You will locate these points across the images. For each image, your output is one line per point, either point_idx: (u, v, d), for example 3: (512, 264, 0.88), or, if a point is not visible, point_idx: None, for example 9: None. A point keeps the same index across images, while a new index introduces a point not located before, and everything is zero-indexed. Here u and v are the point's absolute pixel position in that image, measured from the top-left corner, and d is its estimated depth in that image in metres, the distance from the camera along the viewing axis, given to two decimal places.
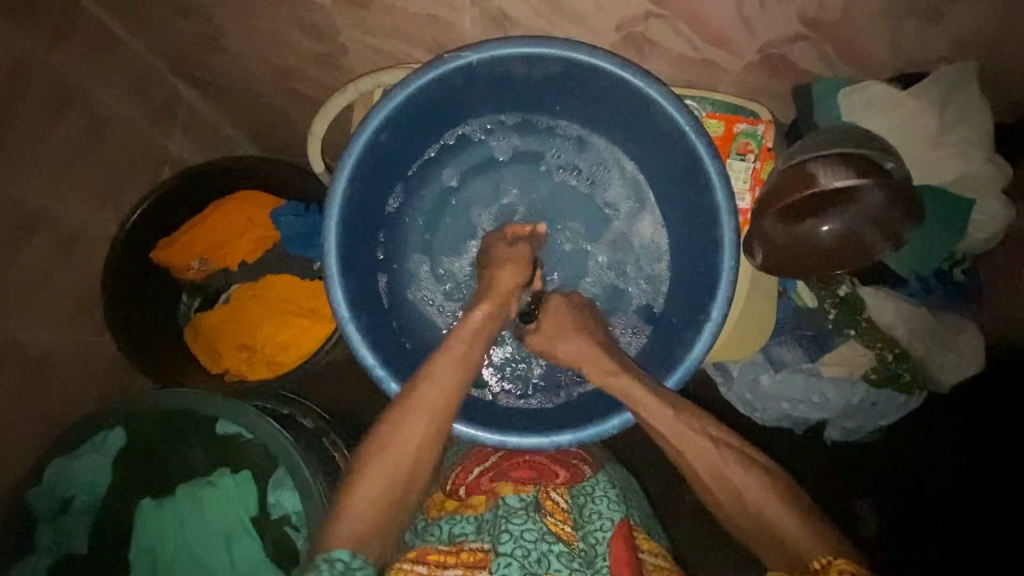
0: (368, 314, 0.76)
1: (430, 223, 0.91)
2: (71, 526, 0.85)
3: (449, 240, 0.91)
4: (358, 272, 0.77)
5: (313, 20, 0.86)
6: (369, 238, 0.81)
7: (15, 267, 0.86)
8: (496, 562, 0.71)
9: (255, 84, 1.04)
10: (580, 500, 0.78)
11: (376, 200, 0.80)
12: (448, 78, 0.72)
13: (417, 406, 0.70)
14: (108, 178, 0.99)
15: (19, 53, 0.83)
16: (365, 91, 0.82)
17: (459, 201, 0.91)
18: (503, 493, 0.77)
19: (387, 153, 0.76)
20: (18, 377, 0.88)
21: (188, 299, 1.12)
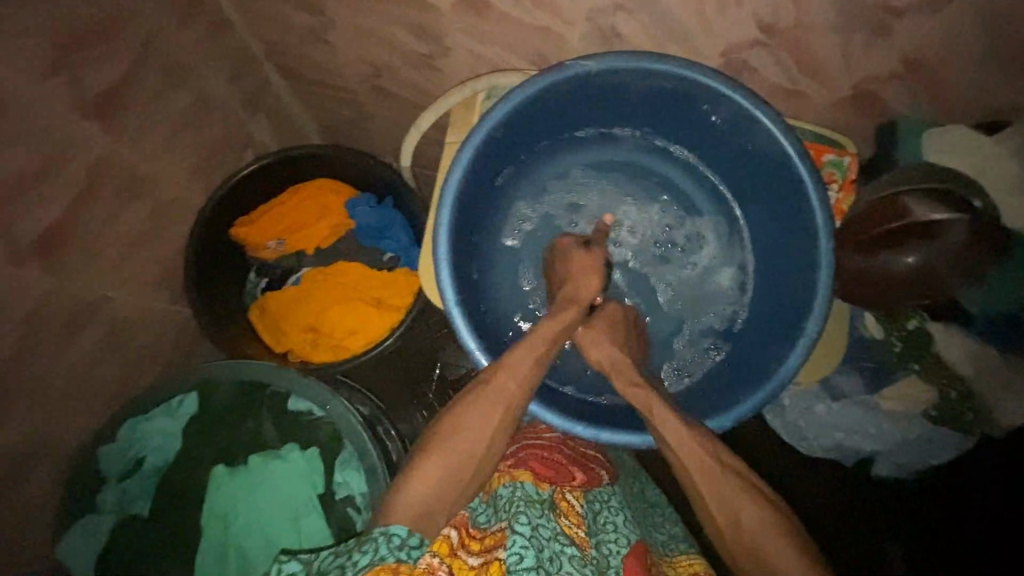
0: (470, 302, 0.80)
1: (528, 226, 0.95)
2: (136, 487, 0.85)
3: (536, 246, 0.95)
4: (462, 261, 0.81)
5: (423, 21, 0.91)
6: (469, 228, 0.84)
7: (114, 227, 0.89)
8: (511, 540, 0.66)
9: (345, 79, 1.08)
10: (594, 506, 0.77)
11: (481, 190, 0.83)
12: (565, 85, 0.76)
13: (494, 396, 0.75)
14: (200, 155, 1.02)
15: (150, 27, 0.87)
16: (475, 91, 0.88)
17: (546, 202, 0.94)
18: (521, 478, 0.73)
19: (497, 147, 0.80)
20: (99, 334, 0.89)
21: (254, 279, 1.14)
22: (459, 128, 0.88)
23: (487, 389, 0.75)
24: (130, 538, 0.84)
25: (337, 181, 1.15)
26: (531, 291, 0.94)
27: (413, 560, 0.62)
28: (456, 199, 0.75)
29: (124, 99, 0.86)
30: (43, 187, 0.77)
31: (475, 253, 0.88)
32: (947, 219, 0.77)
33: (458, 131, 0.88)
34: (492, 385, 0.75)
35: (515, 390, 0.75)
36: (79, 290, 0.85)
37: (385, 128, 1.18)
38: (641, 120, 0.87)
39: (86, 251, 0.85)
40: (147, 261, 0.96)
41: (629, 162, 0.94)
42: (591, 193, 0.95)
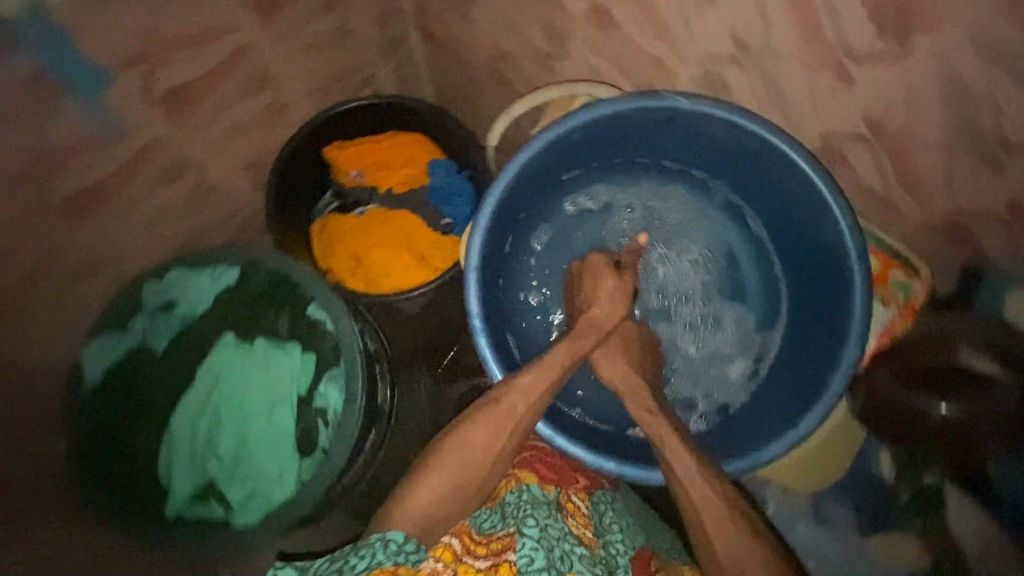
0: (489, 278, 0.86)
1: (572, 242, 0.97)
2: (162, 324, 0.96)
3: (570, 251, 0.97)
4: (497, 240, 0.87)
5: (554, 23, 0.97)
6: (519, 204, 0.89)
7: (234, 106, 1.01)
8: (521, 544, 0.67)
9: (472, 54, 1.16)
10: (599, 509, 0.81)
11: (544, 178, 0.88)
12: (656, 112, 0.81)
13: (504, 416, 0.77)
14: (326, 77, 1.14)
15: None
16: (573, 93, 0.93)
17: (599, 215, 0.97)
18: (528, 482, 0.76)
19: (574, 145, 0.85)
20: (186, 189, 1.01)
21: (328, 199, 1.24)
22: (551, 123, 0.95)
23: (498, 405, 0.78)
24: (142, 365, 0.95)
25: (430, 141, 1.23)
26: (549, 298, 0.97)
27: (412, 564, 0.62)
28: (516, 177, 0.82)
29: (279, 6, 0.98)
30: (192, 49, 0.90)
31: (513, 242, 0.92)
32: (994, 376, 0.74)
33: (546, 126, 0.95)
34: (504, 403, 0.78)
35: (524, 415, 0.78)
36: (184, 149, 0.97)
37: (490, 109, 1.25)
38: (722, 174, 0.90)
39: (202, 118, 0.97)
40: (249, 149, 1.07)
41: (696, 209, 0.96)
42: (646, 224, 0.96)
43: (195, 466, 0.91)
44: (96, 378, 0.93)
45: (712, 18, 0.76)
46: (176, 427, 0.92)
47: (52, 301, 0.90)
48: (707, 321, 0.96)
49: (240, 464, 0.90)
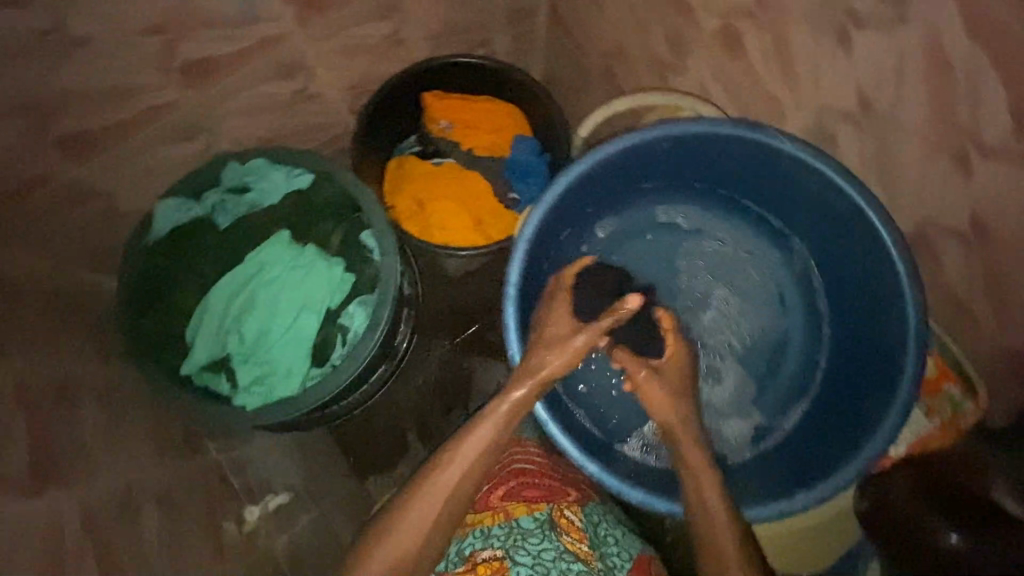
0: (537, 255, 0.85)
1: (624, 252, 0.95)
2: (229, 205, 1.00)
3: (625, 255, 0.95)
4: (557, 220, 0.87)
5: (680, 31, 0.95)
6: (591, 192, 0.88)
7: (357, 26, 1.00)
8: (512, 573, 0.75)
9: (591, 42, 1.17)
10: (592, 521, 0.86)
11: (624, 174, 0.88)
12: (756, 147, 0.79)
13: (431, 491, 0.72)
14: (449, 26, 1.15)
15: None
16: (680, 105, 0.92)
17: (666, 231, 0.95)
18: (517, 514, 0.81)
19: (665, 153, 0.84)
20: (287, 93, 1.01)
21: (412, 142, 1.27)
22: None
23: (420, 482, 0.73)
24: (199, 235, 0.99)
25: (523, 118, 1.26)
26: None
27: None
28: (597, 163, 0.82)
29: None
30: None
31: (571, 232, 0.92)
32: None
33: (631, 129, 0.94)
34: (429, 477, 0.73)
35: (453, 486, 0.73)
36: (299, 51, 0.96)
37: (590, 106, 1.27)
38: (801, 228, 0.89)
39: (326, 24, 0.96)
40: (358, 72, 1.09)
41: (763, 255, 0.93)
42: (708, 254, 0.95)
43: (216, 340, 0.93)
44: (159, 235, 0.98)
45: (849, 71, 0.72)
46: (211, 300, 0.95)
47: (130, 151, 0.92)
48: (733, 372, 0.93)
49: (257, 352, 0.93)
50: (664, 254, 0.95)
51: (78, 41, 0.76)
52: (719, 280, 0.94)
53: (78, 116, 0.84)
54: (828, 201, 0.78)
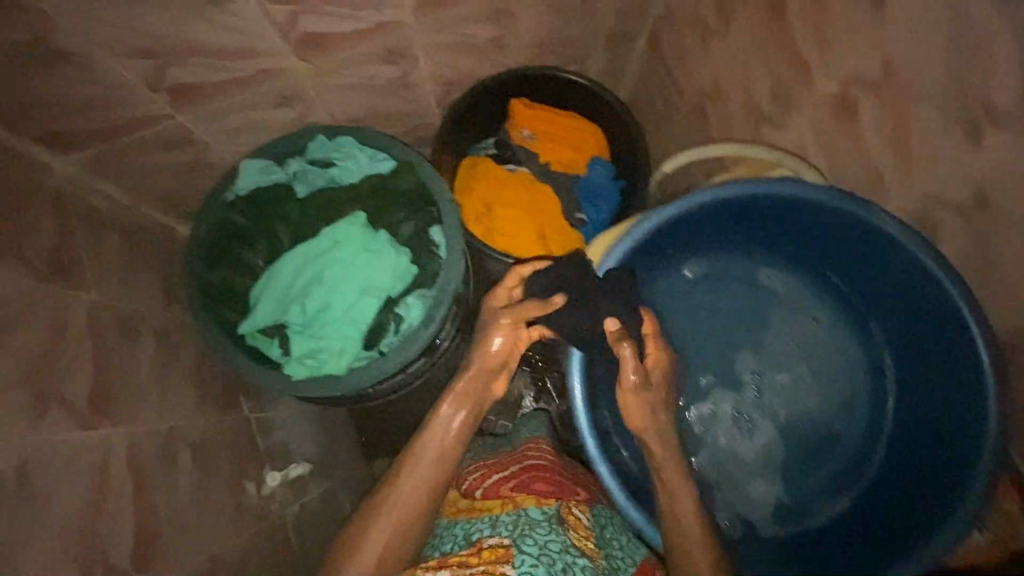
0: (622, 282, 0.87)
1: (704, 296, 0.96)
2: (311, 177, 1.02)
3: (704, 300, 0.96)
4: (647, 251, 0.87)
5: (786, 86, 0.94)
6: (690, 231, 0.88)
7: (467, 28, 1.00)
8: (518, 561, 0.72)
9: (687, 78, 1.17)
10: (599, 523, 0.85)
11: (727, 222, 0.87)
12: (867, 229, 0.77)
13: (408, 480, 0.82)
14: (551, 40, 1.16)
15: None
16: (778, 161, 0.91)
17: (750, 287, 0.95)
18: (525, 504, 0.80)
19: (773, 211, 0.83)
20: (387, 79, 1.03)
21: (488, 144, 1.27)
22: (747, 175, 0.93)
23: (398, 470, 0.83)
24: (278, 199, 1.01)
25: (603, 140, 1.26)
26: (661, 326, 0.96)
27: None
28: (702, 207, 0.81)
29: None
30: None
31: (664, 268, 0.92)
32: None
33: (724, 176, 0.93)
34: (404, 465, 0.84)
35: (424, 475, 0.83)
36: (408, 40, 0.96)
37: (670, 138, 1.29)
38: (888, 323, 0.87)
39: (441, 20, 0.95)
40: (454, 69, 1.10)
41: (842, 337, 0.92)
42: (786, 320, 0.94)
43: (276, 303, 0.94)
44: (238, 193, 0.99)
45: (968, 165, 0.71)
46: (282, 264, 0.96)
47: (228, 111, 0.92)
48: (782, 443, 0.93)
49: (315, 325, 0.94)
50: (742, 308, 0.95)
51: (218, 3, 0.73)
52: (791, 349, 0.94)
53: (191, 71, 0.81)
54: (927, 302, 0.76)
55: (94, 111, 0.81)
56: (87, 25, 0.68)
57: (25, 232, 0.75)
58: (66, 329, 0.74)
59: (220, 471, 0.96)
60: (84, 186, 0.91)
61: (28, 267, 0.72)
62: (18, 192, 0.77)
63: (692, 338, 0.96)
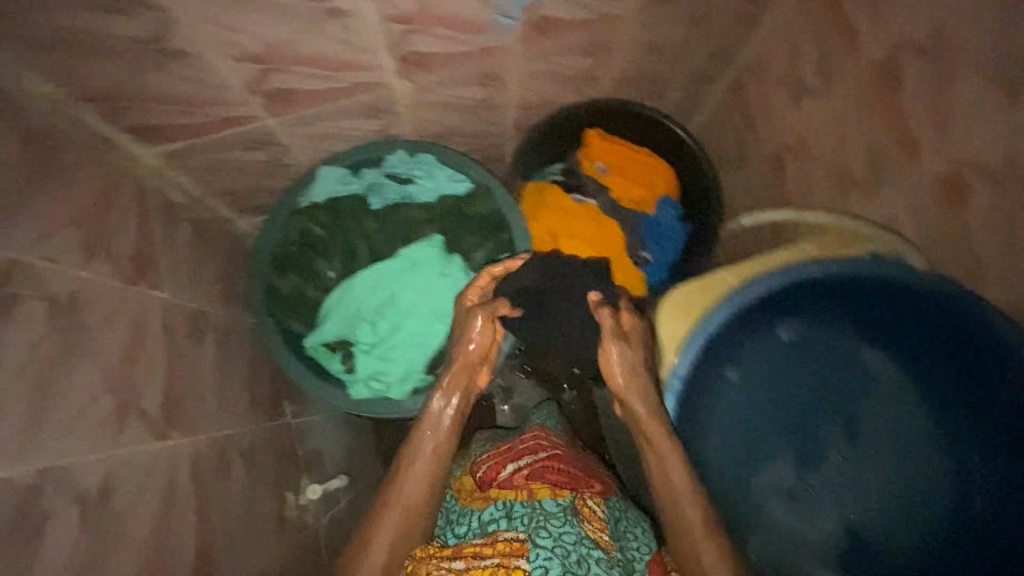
0: (713, 355, 0.79)
1: (783, 359, 0.86)
2: (386, 192, 1.00)
3: (781, 364, 0.85)
4: (746, 326, 0.80)
5: (886, 156, 0.92)
6: (802, 292, 0.79)
7: (565, 58, 0.98)
8: (534, 555, 0.71)
9: (772, 127, 1.15)
10: (614, 515, 0.81)
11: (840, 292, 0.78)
12: (993, 345, 0.66)
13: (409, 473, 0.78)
14: (638, 75, 1.14)
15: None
16: (871, 235, 0.89)
17: (839, 362, 0.85)
18: (539, 495, 0.77)
19: (893, 296, 0.74)
20: (475, 99, 1.01)
21: (556, 169, 1.23)
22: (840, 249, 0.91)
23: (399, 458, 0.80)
24: (352, 210, 0.99)
25: (675, 178, 1.23)
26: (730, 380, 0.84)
27: None
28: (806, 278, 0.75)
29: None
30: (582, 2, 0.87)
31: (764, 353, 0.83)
32: None
33: (816, 243, 0.92)
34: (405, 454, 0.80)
35: (421, 462, 0.80)
36: (506, 66, 0.94)
37: (739, 184, 1.28)
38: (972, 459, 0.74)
39: (543, 49, 0.93)
40: (541, 94, 1.08)
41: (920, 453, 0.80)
42: (865, 406, 0.85)
43: (346, 319, 0.93)
44: (311, 201, 0.97)
45: None
46: (355, 284, 0.94)
47: (318, 118, 0.91)
48: (812, 516, 0.88)
49: (384, 346, 0.93)
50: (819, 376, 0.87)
51: (335, 14, 0.70)
52: (857, 429, 0.86)
53: (292, 77, 0.79)
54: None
55: (191, 109, 0.79)
56: (206, 29, 0.66)
57: (111, 226, 0.73)
58: (144, 330, 0.72)
59: (265, 482, 0.94)
60: (163, 177, 0.89)
61: (113, 264, 0.70)
62: (108, 184, 0.75)
63: (759, 397, 0.87)
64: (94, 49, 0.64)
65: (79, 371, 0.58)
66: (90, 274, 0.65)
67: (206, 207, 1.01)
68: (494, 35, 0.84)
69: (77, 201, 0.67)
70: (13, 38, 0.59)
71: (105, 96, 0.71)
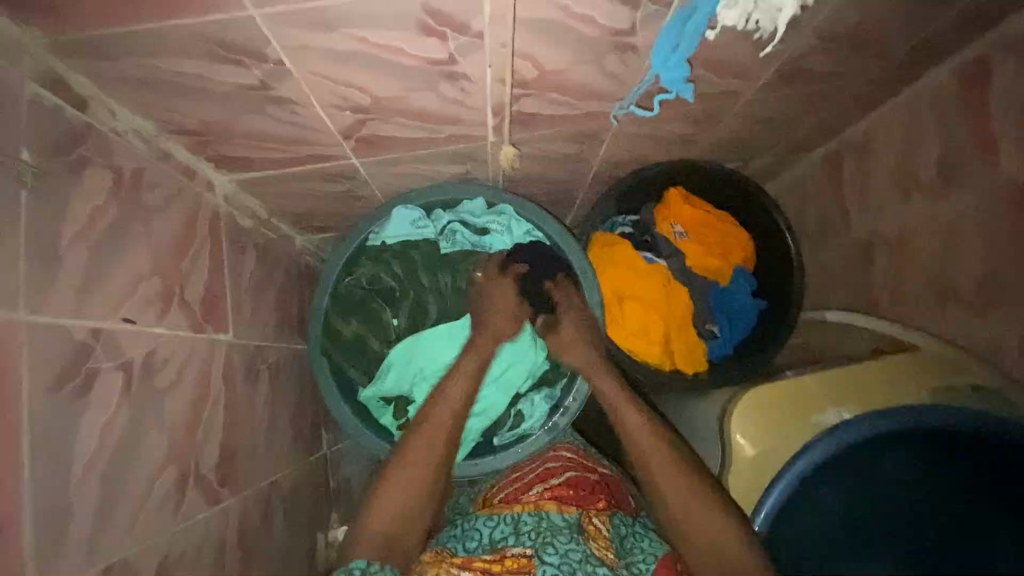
0: (816, 478, 0.75)
1: (876, 506, 0.77)
2: (458, 237, 0.95)
3: (874, 511, 0.77)
4: (858, 454, 0.74)
5: (1007, 282, 0.85)
6: (930, 441, 0.73)
7: (669, 125, 0.92)
8: (539, 570, 0.69)
9: (871, 215, 1.08)
10: (620, 531, 0.78)
11: (972, 453, 0.72)
12: None
13: (429, 437, 0.81)
14: (735, 143, 1.07)
15: (866, 72, 0.88)
16: (959, 360, 0.85)
17: (939, 533, 0.76)
18: (546, 509, 0.76)
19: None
20: (566, 155, 0.95)
21: (624, 221, 1.16)
22: (943, 380, 0.83)
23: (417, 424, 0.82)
24: (422, 254, 0.95)
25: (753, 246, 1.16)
26: (816, 509, 0.77)
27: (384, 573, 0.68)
28: (900, 429, 0.72)
29: (804, 79, 0.85)
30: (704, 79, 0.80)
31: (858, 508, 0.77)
32: None
33: (910, 360, 0.86)
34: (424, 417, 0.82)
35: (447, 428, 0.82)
36: (609, 129, 0.88)
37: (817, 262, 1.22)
38: None
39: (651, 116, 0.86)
40: (631, 150, 1.01)
41: None
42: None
43: (404, 376, 0.92)
44: (381, 239, 0.92)
45: None
46: (420, 345, 0.90)
47: (403, 162, 0.86)
48: None
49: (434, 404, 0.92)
50: (905, 542, 0.78)
51: (450, 78, 0.65)
52: None
53: (390, 125, 0.73)
54: None
55: (280, 147, 0.74)
56: (317, 83, 0.61)
57: (188, 269, 0.69)
58: (209, 382, 0.69)
59: (303, 526, 0.92)
60: (237, 204, 0.85)
61: (186, 313, 0.66)
62: (190, 220, 0.71)
63: (838, 536, 0.78)
64: (196, 92, 0.59)
65: (150, 449, 0.56)
66: (167, 329, 0.62)
67: (272, 227, 0.97)
68: (618, 101, 0.78)
69: (160, 247, 0.64)
70: (118, 81, 0.55)
71: (198, 133, 0.66)
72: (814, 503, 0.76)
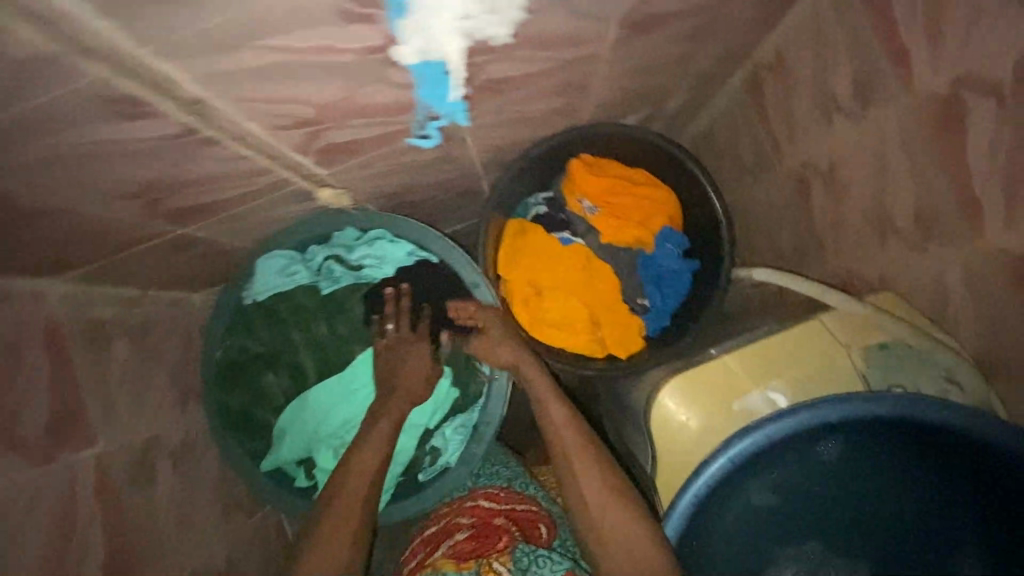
0: (744, 475, 0.66)
1: (803, 495, 0.69)
2: (337, 273, 0.91)
3: (800, 501, 0.70)
4: (793, 445, 0.66)
5: (945, 210, 0.72)
6: (872, 425, 0.64)
7: (533, 103, 0.79)
8: None
9: (797, 147, 0.94)
10: (522, 563, 0.69)
11: (914, 434, 0.64)
12: None
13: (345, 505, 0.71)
14: (630, 96, 0.93)
15: None
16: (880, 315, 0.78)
17: (861, 509, 0.70)
18: (442, 567, 0.69)
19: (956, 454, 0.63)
20: (429, 160, 0.84)
21: (537, 201, 1.06)
22: (860, 346, 0.77)
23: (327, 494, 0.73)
24: (305, 298, 0.92)
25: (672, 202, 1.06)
26: (741, 508, 0.68)
27: None
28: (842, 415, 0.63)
29: (670, 18, 0.71)
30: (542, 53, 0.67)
31: (783, 494, 0.69)
32: None
33: (837, 323, 0.79)
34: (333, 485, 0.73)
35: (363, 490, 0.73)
36: (459, 129, 0.76)
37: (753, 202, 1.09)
38: None
39: (499, 108, 0.75)
40: (508, 136, 0.89)
41: None
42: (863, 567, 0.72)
43: (302, 438, 0.90)
44: (256, 293, 0.89)
45: None
46: (315, 395, 0.90)
47: (238, 215, 0.77)
48: None
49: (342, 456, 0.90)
50: (832, 526, 0.71)
51: (211, 140, 0.56)
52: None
53: (188, 193, 0.65)
54: None
55: (82, 242, 0.67)
56: (55, 181, 0.53)
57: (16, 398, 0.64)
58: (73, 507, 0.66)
59: None
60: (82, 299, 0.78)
61: (20, 448, 0.62)
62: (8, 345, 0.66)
63: (765, 530, 0.70)
64: None
65: None
66: None
67: None
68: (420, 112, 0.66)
69: None
70: None
71: None
72: (742, 504, 0.68)
